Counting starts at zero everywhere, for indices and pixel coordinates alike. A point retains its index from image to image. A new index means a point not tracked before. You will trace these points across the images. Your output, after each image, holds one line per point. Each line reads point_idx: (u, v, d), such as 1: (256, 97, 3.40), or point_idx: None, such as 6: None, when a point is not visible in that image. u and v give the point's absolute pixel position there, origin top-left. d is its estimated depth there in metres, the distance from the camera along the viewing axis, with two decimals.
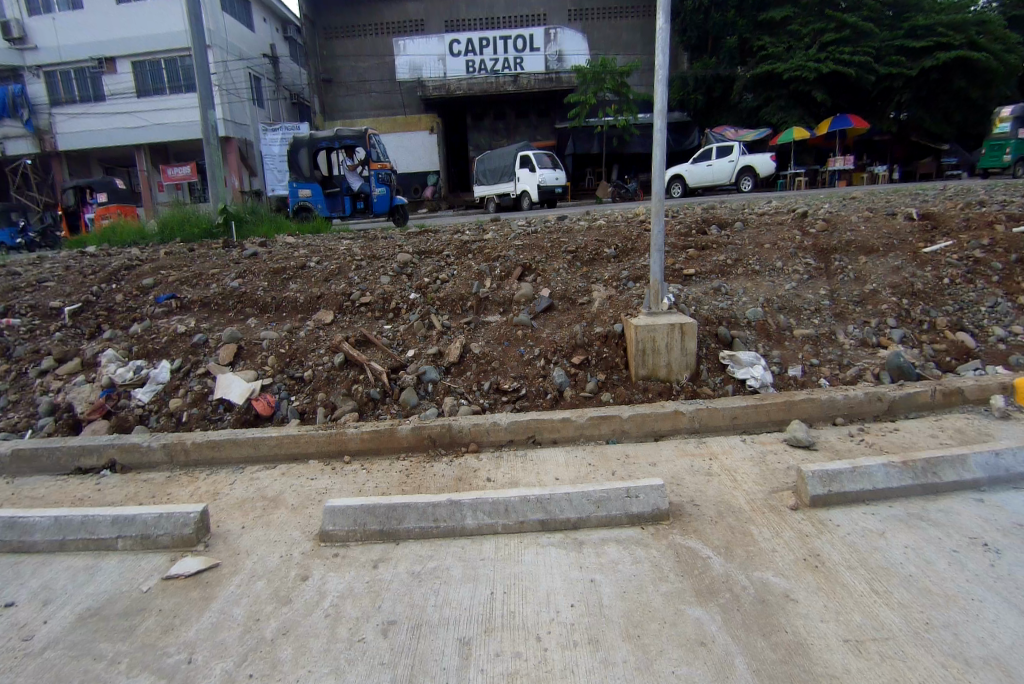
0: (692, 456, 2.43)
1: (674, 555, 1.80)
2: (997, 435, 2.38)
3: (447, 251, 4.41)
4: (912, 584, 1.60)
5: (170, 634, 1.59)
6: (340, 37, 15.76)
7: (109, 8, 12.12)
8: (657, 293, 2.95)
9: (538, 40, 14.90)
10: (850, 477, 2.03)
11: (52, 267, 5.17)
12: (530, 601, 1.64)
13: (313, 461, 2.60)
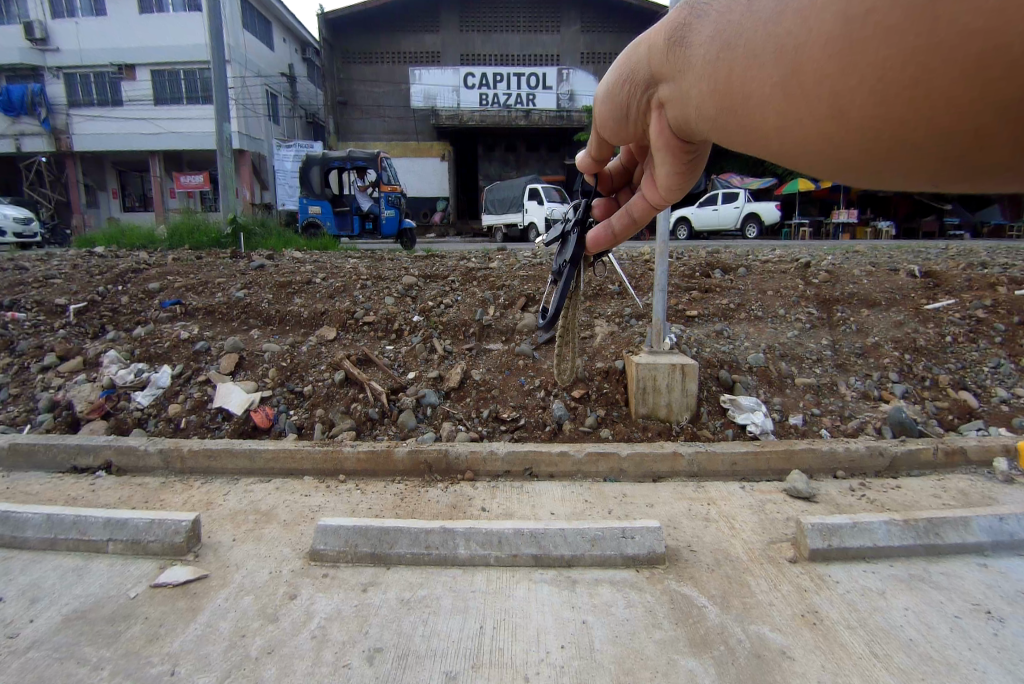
0: (690, 499, 2.40)
1: (669, 602, 1.77)
2: (1000, 499, 2.36)
3: (452, 277, 4.45)
4: (912, 649, 1.56)
5: (154, 644, 1.57)
6: (359, 63, 16.23)
7: (134, 19, 12.48)
8: (659, 332, 2.99)
9: (551, 79, 15.35)
10: (850, 531, 2.00)
11: (60, 265, 5.23)
12: (518, 640, 1.60)
13: (307, 477, 2.57)
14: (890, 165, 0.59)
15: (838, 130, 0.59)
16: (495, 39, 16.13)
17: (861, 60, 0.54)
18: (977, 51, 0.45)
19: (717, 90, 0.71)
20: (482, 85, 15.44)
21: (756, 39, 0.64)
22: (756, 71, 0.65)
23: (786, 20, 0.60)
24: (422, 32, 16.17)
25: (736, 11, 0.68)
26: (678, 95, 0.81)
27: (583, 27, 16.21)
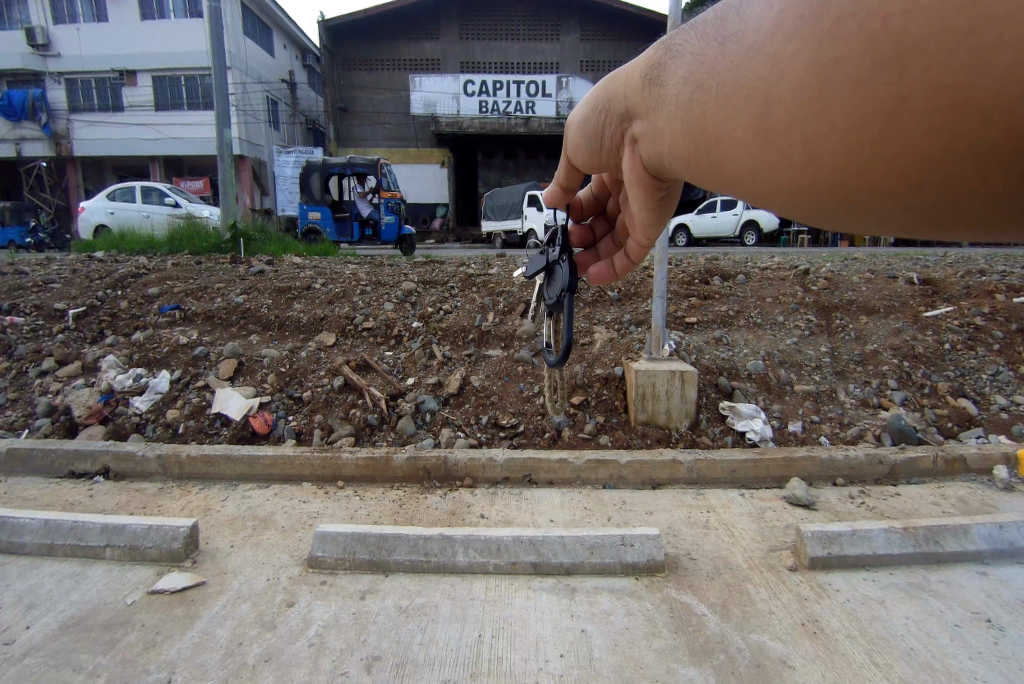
0: (689, 507, 2.40)
1: (668, 610, 1.76)
2: (1000, 507, 2.36)
3: (452, 283, 4.46)
4: (912, 658, 1.56)
5: (151, 651, 1.56)
6: (359, 70, 16.32)
7: (135, 26, 12.57)
8: (657, 339, 3.00)
9: (550, 87, 15.44)
10: (850, 539, 1.99)
11: (60, 269, 5.23)
12: (518, 648, 1.60)
13: (306, 484, 2.57)
14: (864, 210, 0.58)
15: (812, 174, 0.58)
16: (495, 48, 16.25)
17: (833, 101, 0.53)
18: (949, 91, 0.44)
19: (691, 129, 0.71)
20: (481, 93, 15.54)
21: (731, 80, 0.64)
22: (730, 111, 0.64)
23: (759, 63, 0.60)
24: (423, 41, 16.28)
25: (710, 52, 0.69)
26: (653, 130, 0.81)
27: (583, 36, 16.33)
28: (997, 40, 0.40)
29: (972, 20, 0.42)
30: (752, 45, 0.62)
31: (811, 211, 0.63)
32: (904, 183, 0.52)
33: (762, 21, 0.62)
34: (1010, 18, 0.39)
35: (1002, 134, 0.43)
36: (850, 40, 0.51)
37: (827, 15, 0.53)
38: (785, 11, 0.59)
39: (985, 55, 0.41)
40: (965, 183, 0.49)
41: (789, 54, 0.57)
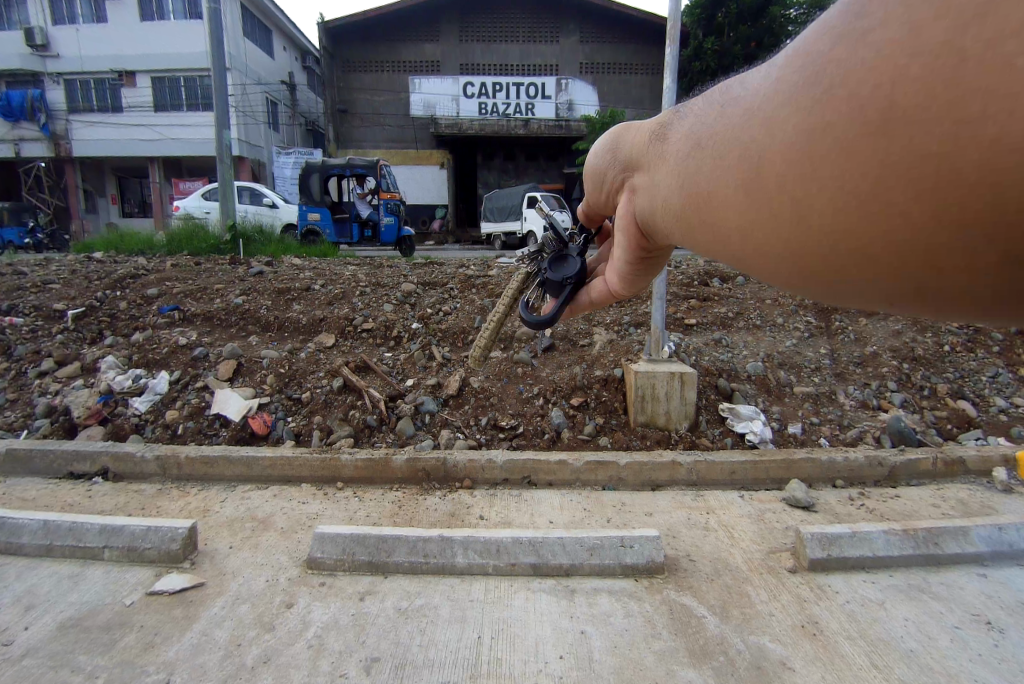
0: (689, 508, 2.40)
1: (667, 612, 1.76)
2: (999, 509, 2.36)
3: (451, 284, 4.46)
4: (912, 660, 1.56)
5: (149, 652, 1.56)
6: (359, 71, 16.33)
7: (135, 27, 12.58)
8: (657, 340, 3.00)
9: (550, 89, 15.46)
10: (850, 541, 1.99)
11: (59, 270, 5.24)
12: (517, 650, 1.59)
13: (305, 485, 2.56)
14: (859, 288, 0.50)
15: (801, 242, 0.51)
16: (494, 50, 16.27)
17: (823, 166, 0.47)
18: (935, 163, 0.39)
19: (676, 185, 0.63)
20: (481, 94, 15.55)
21: (715, 135, 0.58)
22: (716, 170, 0.57)
23: (748, 122, 0.54)
24: (422, 42, 16.30)
25: (705, 110, 0.62)
26: (648, 184, 0.71)
27: (583, 38, 16.37)
28: (984, 109, 0.36)
29: (964, 88, 0.37)
30: (743, 103, 0.55)
31: (801, 284, 0.55)
32: (901, 260, 0.45)
33: (756, 80, 0.56)
34: (999, 87, 0.35)
35: (1003, 212, 0.37)
36: (841, 103, 0.45)
37: (817, 75, 0.48)
38: (779, 70, 0.53)
39: (972, 127, 0.37)
40: (964, 268, 0.43)
41: (781, 113, 0.50)
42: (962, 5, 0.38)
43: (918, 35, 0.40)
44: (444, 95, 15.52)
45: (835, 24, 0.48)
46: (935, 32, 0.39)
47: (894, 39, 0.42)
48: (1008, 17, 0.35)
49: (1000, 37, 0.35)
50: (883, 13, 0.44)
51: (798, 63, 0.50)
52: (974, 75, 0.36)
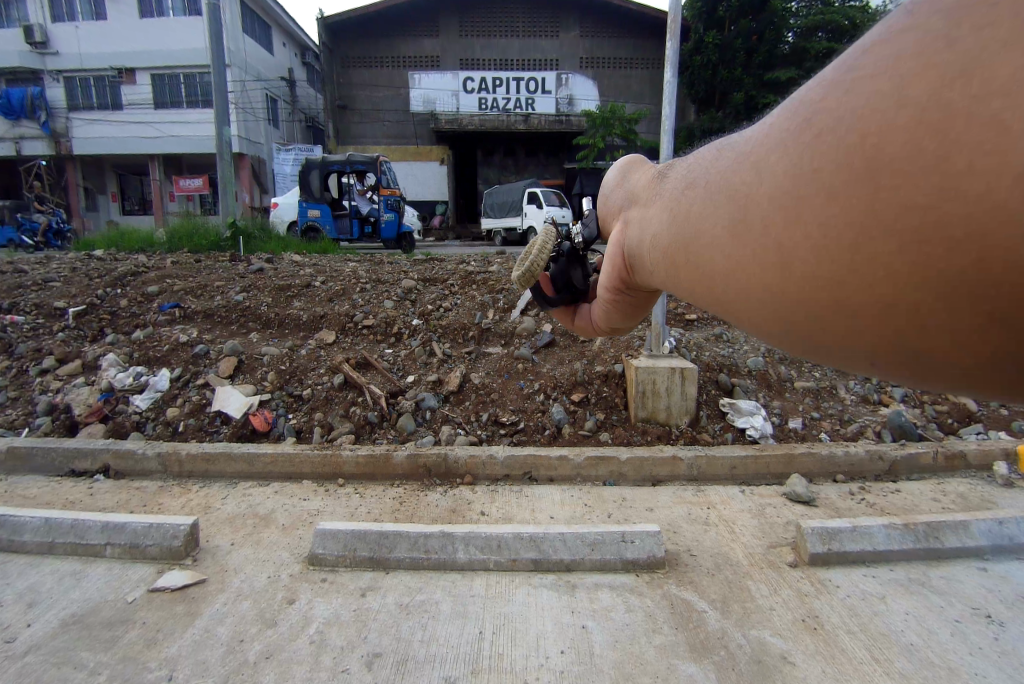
0: (690, 503, 2.40)
1: (669, 606, 1.76)
2: (999, 504, 2.36)
3: (451, 280, 4.45)
4: (912, 654, 1.57)
5: (152, 648, 1.57)
6: (358, 66, 16.26)
7: (133, 23, 12.53)
8: (658, 336, 3.00)
9: (550, 84, 15.40)
10: (850, 535, 1.99)
11: (60, 268, 5.24)
12: (519, 644, 1.60)
13: (306, 481, 2.57)
14: (837, 348, 0.48)
15: (784, 291, 0.49)
16: (494, 45, 16.20)
17: (810, 212, 0.46)
18: (924, 213, 0.38)
19: (667, 223, 0.62)
20: (481, 89, 15.50)
21: (712, 174, 0.57)
22: (707, 212, 0.56)
23: (741, 168, 0.53)
24: (422, 37, 16.23)
25: (704, 156, 0.62)
26: (642, 223, 0.70)
27: (583, 33, 16.29)
28: (968, 166, 0.36)
29: (956, 141, 0.36)
30: (738, 150, 0.55)
31: (780, 338, 0.53)
32: (881, 318, 0.43)
33: (755, 128, 0.56)
34: (991, 139, 0.34)
35: (987, 271, 0.36)
36: (831, 152, 0.45)
37: (809, 126, 0.48)
38: (775, 120, 0.53)
39: (960, 181, 0.36)
40: (944, 333, 0.40)
41: (773, 160, 0.50)
42: (954, 62, 0.38)
43: (908, 89, 0.40)
44: (444, 91, 15.47)
45: (830, 78, 0.48)
46: (924, 86, 0.39)
47: (885, 92, 0.42)
48: (1001, 74, 0.35)
49: (992, 94, 0.35)
50: (876, 68, 0.44)
51: (792, 113, 0.50)
52: (965, 129, 0.36)
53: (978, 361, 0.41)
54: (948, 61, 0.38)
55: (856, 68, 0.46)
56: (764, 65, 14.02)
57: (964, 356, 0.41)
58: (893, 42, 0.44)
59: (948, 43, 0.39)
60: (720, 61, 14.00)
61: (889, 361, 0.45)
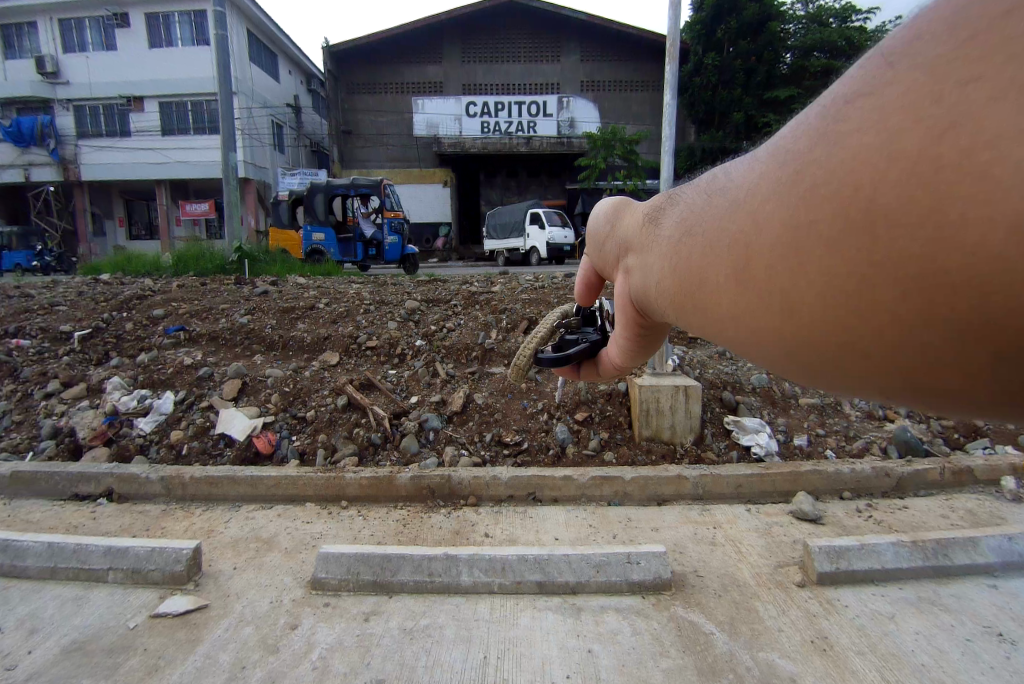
0: (695, 523, 2.38)
1: (675, 629, 1.73)
2: (1009, 520, 2.33)
3: (454, 301, 4.49)
4: (924, 674, 1.54)
5: (154, 676, 1.55)
6: (363, 93, 16.61)
7: (143, 54, 12.91)
8: (661, 355, 3.02)
9: (551, 107, 15.71)
10: (858, 554, 1.96)
11: (67, 292, 5.29)
12: (523, 670, 1.58)
13: (309, 504, 2.55)
14: (845, 381, 0.50)
15: (793, 336, 0.51)
16: (496, 70, 16.55)
17: (809, 258, 0.48)
18: (919, 260, 0.40)
19: (672, 270, 0.64)
20: (483, 114, 15.81)
21: (712, 222, 0.58)
22: (710, 258, 0.58)
23: (740, 215, 0.55)
24: (425, 65, 16.61)
25: (699, 201, 0.64)
26: (645, 271, 0.72)
27: (583, 58, 16.65)
28: (962, 217, 0.37)
29: (951, 186, 0.38)
30: (732, 195, 0.57)
31: (797, 374, 0.54)
32: (885, 356, 0.45)
33: (742, 173, 0.58)
34: (982, 191, 0.36)
35: (989, 322, 0.37)
36: (829, 201, 0.46)
37: (804, 178, 0.49)
38: (763, 166, 0.55)
39: (953, 231, 0.38)
40: (945, 368, 0.42)
41: (766, 208, 0.52)
42: (937, 117, 0.40)
43: (896, 142, 0.42)
44: (447, 115, 15.83)
45: (815, 127, 0.50)
46: (914, 138, 0.41)
47: (875, 146, 0.43)
48: (984, 128, 0.37)
49: (980, 145, 0.36)
50: (864, 118, 0.45)
51: (783, 163, 0.52)
52: (955, 175, 0.38)
53: (990, 390, 0.43)
54: (934, 113, 0.40)
55: (839, 121, 0.48)
56: (763, 85, 14.23)
57: (976, 389, 0.43)
58: (875, 93, 0.46)
59: (931, 94, 0.41)
60: (719, 82, 14.25)
61: (902, 389, 0.47)
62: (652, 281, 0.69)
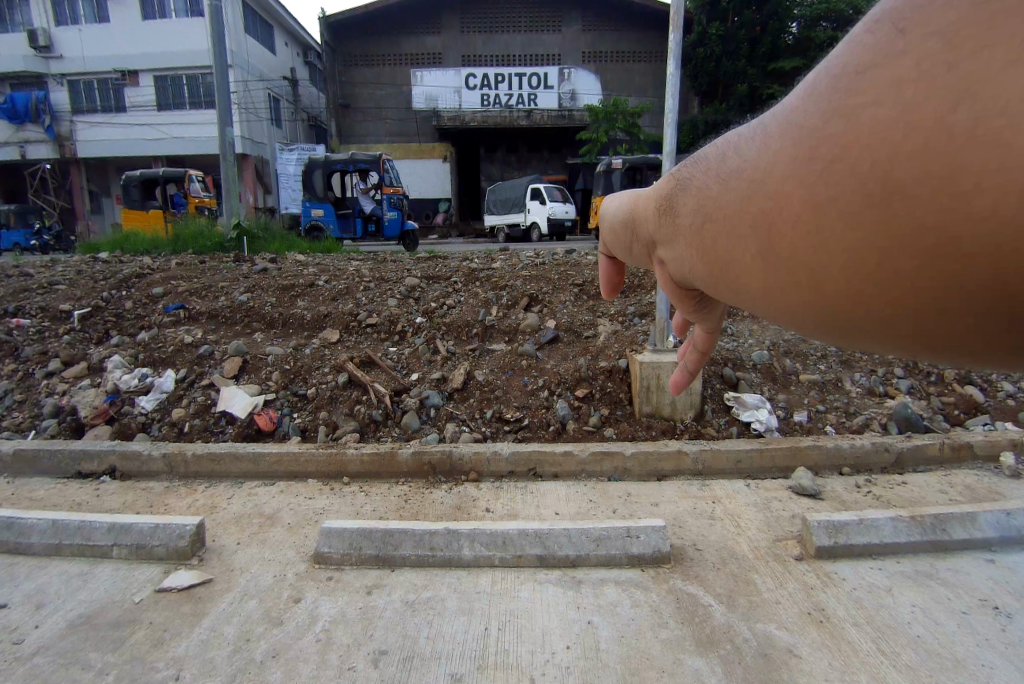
0: (695, 498, 2.39)
1: (675, 601, 1.76)
2: (1007, 495, 2.35)
3: (454, 277, 4.44)
4: (920, 646, 1.56)
5: (159, 649, 1.58)
6: (360, 64, 16.22)
7: (134, 25, 12.58)
8: (662, 331, 2.98)
9: (552, 78, 15.47)
10: (857, 528, 1.98)
11: (65, 271, 5.23)
12: (524, 641, 1.60)
13: (311, 480, 2.57)
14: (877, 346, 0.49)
15: (820, 309, 0.49)
16: (496, 40, 16.11)
17: (826, 238, 0.45)
18: (937, 233, 0.38)
19: (692, 249, 0.61)
20: (483, 86, 15.56)
21: (727, 202, 0.55)
22: (729, 240, 0.55)
23: (753, 194, 0.52)
24: (423, 35, 16.16)
25: (709, 176, 0.60)
26: (665, 255, 0.68)
27: (585, 27, 16.18)
28: (977, 188, 0.35)
29: (966, 158, 0.35)
30: (743, 172, 0.54)
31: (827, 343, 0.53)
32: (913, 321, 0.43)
33: (752, 146, 0.55)
34: (1009, 167, 0.33)
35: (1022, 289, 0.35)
36: (847, 178, 0.43)
37: (821, 151, 0.45)
38: (775, 138, 0.51)
39: (970, 201, 0.35)
40: (979, 329, 0.41)
41: (786, 182, 0.48)
42: (958, 84, 0.36)
43: (912, 113, 0.39)
44: (447, 87, 15.66)
45: (829, 96, 0.47)
46: (929, 110, 0.38)
47: (892, 118, 0.40)
48: (1000, 96, 0.34)
49: (995, 114, 0.34)
50: (876, 89, 0.42)
51: (795, 137, 0.49)
52: (968, 145, 0.35)
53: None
54: (950, 79, 0.37)
55: (849, 90, 0.44)
56: (768, 56, 13.90)
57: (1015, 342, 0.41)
58: (890, 61, 0.42)
59: (949, 61, 0.38)
60: (724, 52, 13.89)
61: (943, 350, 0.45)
62: (675, 262, 0.66)
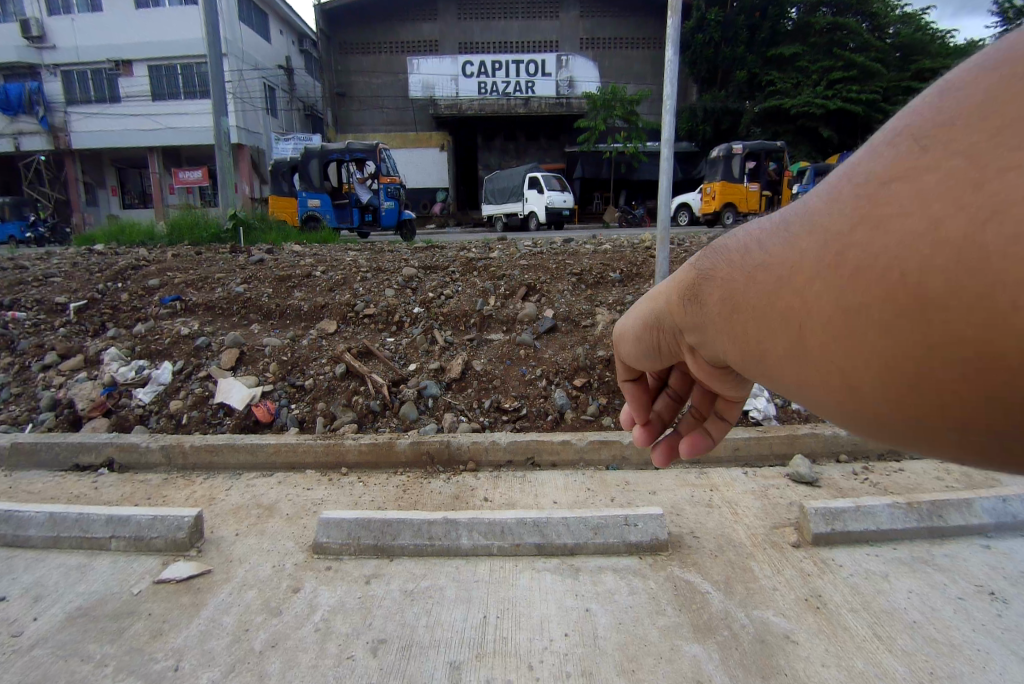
0: (693, 486, 2.40)
1: (672, 588, 1.77)
2: (1002, 481, 2.36)
3: (453, 267, 4.42)
4: (915, 631, 1.57)
5: (158, 640, 1.58)
6: (355, 52, 16.04)
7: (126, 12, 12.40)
8: None
9: (549, 66, 15.11)
10: (854, 515, 1.99)
11: (61, 263, 5.19)
12: (522, 628, 1.61)
13: (309, 471, 2.57)
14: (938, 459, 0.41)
15: (862, 415, 0.43)
16: (492, 27, 15.92)
17: (859, 341, 0.40)
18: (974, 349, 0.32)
19: (726, 338, 0.57)
20: (479, 73, 15.20)
21: (756, 294, 0.51)
22: (764, 336, 0.51)
23: (782, 290, 0.48)
24: (419, 22, 15.96)
25: (736, 261, 0.56)
26: (700, 342, 0.64)
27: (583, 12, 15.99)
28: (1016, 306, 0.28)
29: (995, 274, 0.29)
30: (768, 263, 0.50)
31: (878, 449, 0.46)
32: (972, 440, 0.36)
33: (780, 237, 0.51)
34: None
35: None
36: (876, 283, 0.38)
37: (848, 253, 0.41)
38: (801, 235, 0.48)
39: (1008, 317, 0.29)
40: None
41: (809, 282, 0.45)
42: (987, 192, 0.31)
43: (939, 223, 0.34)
44: (443, 75, 15.24)
45: (855, 188, 0.42)
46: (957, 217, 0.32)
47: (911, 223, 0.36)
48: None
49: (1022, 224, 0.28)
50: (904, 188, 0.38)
51: (822, 234, 0.44)
52: (1001, 263, 0.29)
53: None
54: (978, 193, 0.32)
55: (878, 188, 0.40)
56: (767, 42, 13.77)
57: None
58: (921, 155, 0.37)
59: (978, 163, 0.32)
60: (723, 37, 13.75)
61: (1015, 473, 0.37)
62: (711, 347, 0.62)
